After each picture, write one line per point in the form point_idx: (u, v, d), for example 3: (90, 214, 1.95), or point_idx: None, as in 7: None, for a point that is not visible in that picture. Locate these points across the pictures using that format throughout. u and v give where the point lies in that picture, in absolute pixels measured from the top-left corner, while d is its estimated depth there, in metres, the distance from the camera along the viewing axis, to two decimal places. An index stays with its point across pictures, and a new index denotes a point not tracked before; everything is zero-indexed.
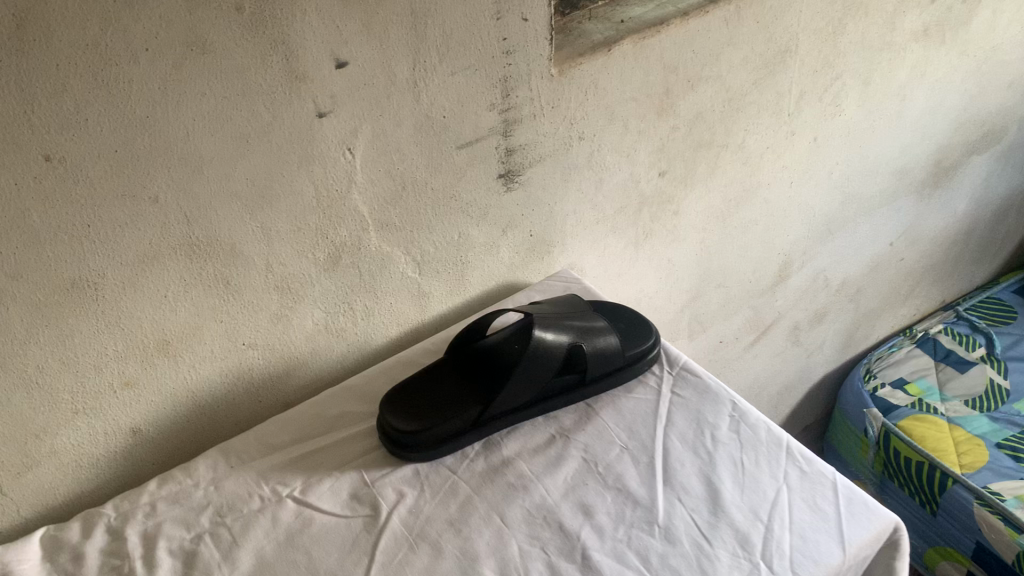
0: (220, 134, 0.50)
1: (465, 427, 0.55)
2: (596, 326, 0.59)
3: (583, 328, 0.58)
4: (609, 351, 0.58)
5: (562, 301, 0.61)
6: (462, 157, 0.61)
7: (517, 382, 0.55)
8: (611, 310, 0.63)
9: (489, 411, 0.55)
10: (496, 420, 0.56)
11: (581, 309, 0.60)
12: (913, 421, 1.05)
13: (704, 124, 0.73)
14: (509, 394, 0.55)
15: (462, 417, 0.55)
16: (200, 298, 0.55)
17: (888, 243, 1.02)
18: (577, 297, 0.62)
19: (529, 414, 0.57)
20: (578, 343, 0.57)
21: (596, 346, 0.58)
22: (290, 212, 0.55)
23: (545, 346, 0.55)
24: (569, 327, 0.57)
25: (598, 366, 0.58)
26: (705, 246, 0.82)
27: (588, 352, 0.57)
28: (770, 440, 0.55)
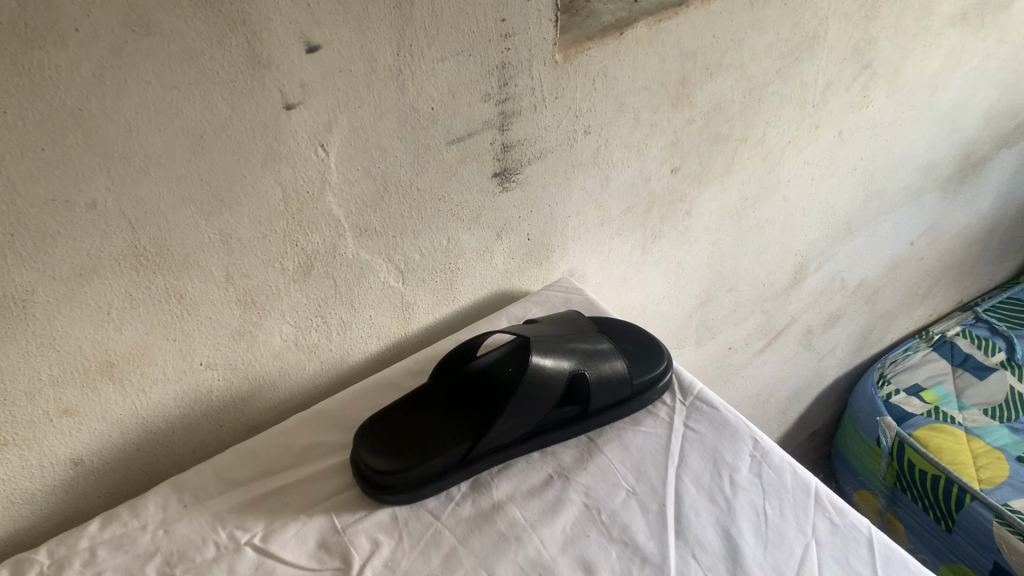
0: (169, 129, 0.43)
1: (451, 467, 0.49)
2: (600, 350, 0.52)
3: (585, 352, 0.51)
4: (615, 378, 0.51)
5: (563, 318, 0.54)
6: (453, 154, 0.54)
7: (511, 417, 0.48)
8: (618, 329, 0.56)
9: (478, 449, 0.48)
10: (486, 458, 0.49)
11: (584, 329, 0.53)
12: (927, 431, 0.98)
13: (722, 115, 0.66)
14: (502, 429, 0.48)
15: (447, 455, 0.48)
16: (149, 314, 0.48)
17: (908, 242, 0.96)
18: (580, 313, 0.56)
19: (524, 451, 0.50)
20: (581, 370, 0.50)
21: (601, 373, 0.51)
22: (253, 217, 0.48)
23: (543, 375, 0.48)
24: (570, 352, 0.50)
25: (602, 395, 0.51)
26: (717, 249, 0.76)
27: (592, 380, 0.51)
28: (796, 486, 0.48)
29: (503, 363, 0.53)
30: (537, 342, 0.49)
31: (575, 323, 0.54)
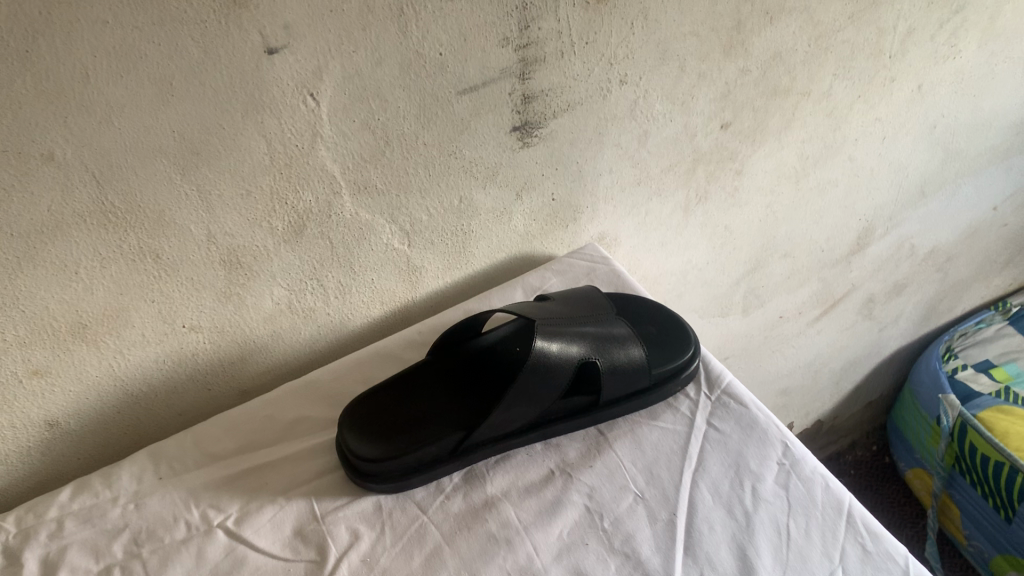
0: (134, 75, 0.37)
1: (442, 456, 0.44)
2: (616, 335, 0.47)
3: (599, 337, 0.46)
4: (631, 367, 0.46)
5: (578, 295, 0.49)
6: (465, 106, 0.48)
7: (511, 407, 0.44)
8: (642, 309, 0.51)
9: (472, 440, 0.44)
10: (482, 449, 0.45)
11: (600, 310, 0.48)
12: (993, 412, 0.90)
13: (782, 66, 0.58)
14: (499, 420, 0.44)
15: (439, 444, 0.44)
16: (123, 274, 0.44)
17: (991, 207, 0.86)
18: (599, 291, 0.50)
19: (526, 442, 0.46)
20: (592, 357, 0.45)
21: (615, 361, 0.46)
22: (235, 172, 0.43)
23: (548, 362, 0.44)
24: (581, 337, 0.45)
25: (615, 386, 0.46)
26: (770, 211, 0.68)
27: (604, 369, 0.46)
28: (827, 502, 0.43)
29: (509, 344, 0.50)
30: (544, 326, 0.44)
31: (591, 302, 0.49)
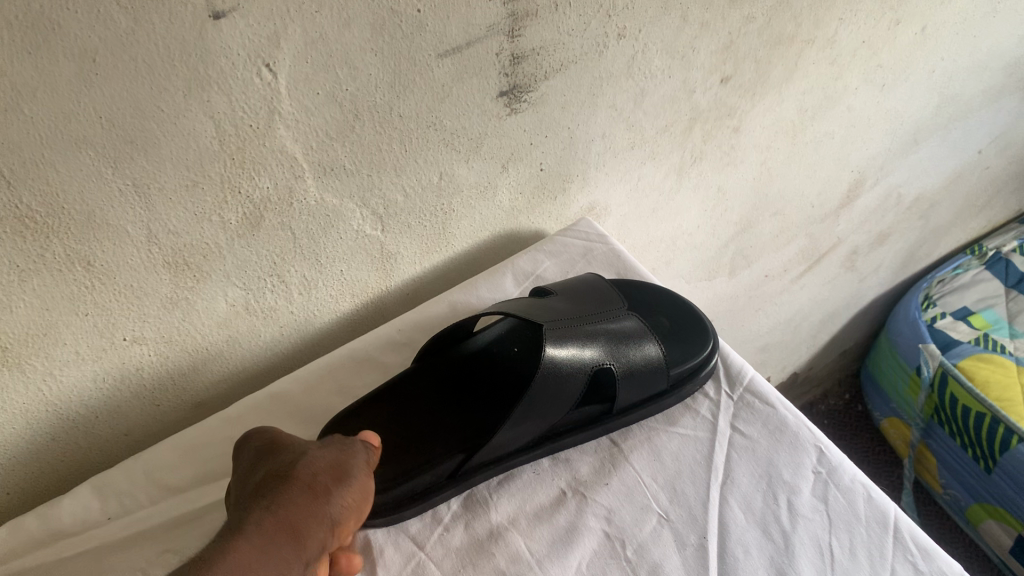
0: (47, 51, 0.29)
1: (440, 482, 0.39)
2: (629, 333, 0.43)
3: (612, 337, 0.42)
4: (648, 368, 0.43)
5: (584, 288, 0.45)
6: (446, 70, 0.41)
7: (521, 423, 0.39)
8: (654, 300, 0.48)
9: (475, 461, 0.39)
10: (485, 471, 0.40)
11: (610, 305, 0.44)
12: (975, 361, 0.91)
13: (789, 12, 0.52)
14: (508, 438, 0.39)
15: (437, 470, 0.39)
16: (51, 288, 0.36)
17: (976, 151, 0.83)
18: (605, 281, 0.47)
19: (534, 460, 0.41)
20: (606, 361, 0.41)
21: (630, 363, 0.42)
22: (179, 161, 0.36)
23: (560, 369, 0.39)
24: (594, 339, 0.41)
25: (632, 390, 0.42)
26: (765, 168, 0.64)
27: (619, 373, 0.42)
28: (871, 517, 0.38)
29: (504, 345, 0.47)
30: (554, 328, 0.40)
31: (599, 297, 0.45)
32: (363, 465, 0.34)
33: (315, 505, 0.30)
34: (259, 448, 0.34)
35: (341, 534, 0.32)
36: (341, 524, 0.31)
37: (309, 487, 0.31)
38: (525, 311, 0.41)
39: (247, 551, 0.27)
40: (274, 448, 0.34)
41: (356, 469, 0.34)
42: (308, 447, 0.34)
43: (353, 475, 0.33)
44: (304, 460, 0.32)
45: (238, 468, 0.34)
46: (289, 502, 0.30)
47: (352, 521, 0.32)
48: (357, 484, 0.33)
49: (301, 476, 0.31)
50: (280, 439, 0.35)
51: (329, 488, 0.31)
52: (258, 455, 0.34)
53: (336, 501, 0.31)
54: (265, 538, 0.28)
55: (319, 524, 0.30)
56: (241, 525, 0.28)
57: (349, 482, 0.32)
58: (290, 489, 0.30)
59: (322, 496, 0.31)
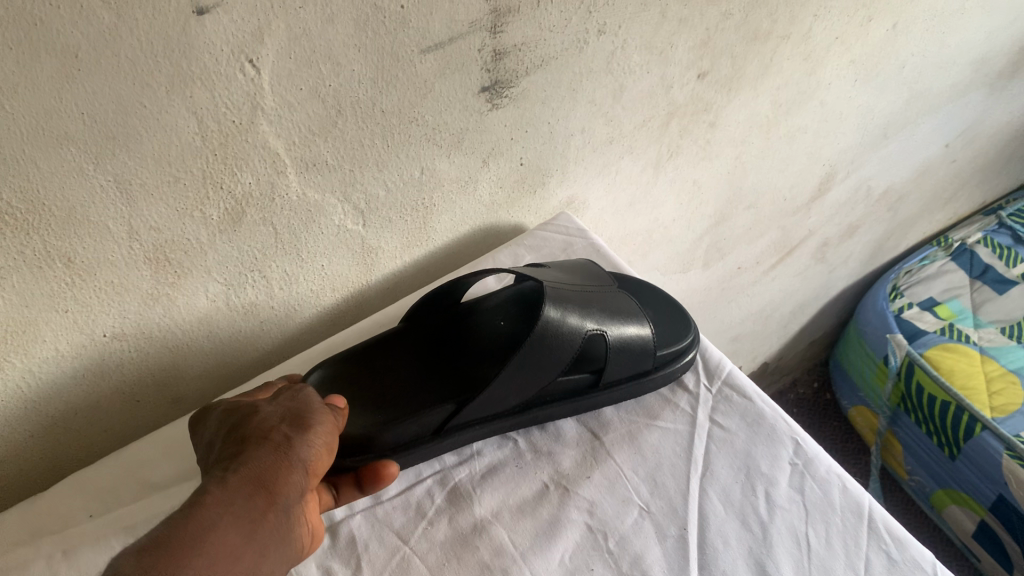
0: (29, 48, 0.29)
1: (424, 436, 0.41)
2: (622, 309, 0.45)
3: (607, 311, 0.43)
4: (639, 345, 0.44)
5: (578, 268, 0.47)
6: (429, 66, 0.41)
7: (512, 380, 0.40)
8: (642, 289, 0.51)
9: (461, 418, 0.40)
10: (469, 430, 0.41)
11: (602, 283, 0.46)
12: (940, 351, 0.93)
13: (765, 8, 0.52)
14: (494, 397, 0.40)
15: (423, 421, 0.40)
16: (30, 285, 0.36)
17: (943, 145, 0.85)
18: (600, 267, 0.49)
19: (516, 425, 0.42)
20: (601, 330, 0.42)
21: (624, 337, 0.43)
22: (162, 157, 0.35)
23: (555, 330, 0.40)
24: (591, 309, 0.43)
25: (621, 363, 0.43)
26: (740, 162, 0.65)
27: (611, 342, 0.43)
28: (846, 507, 0.39)
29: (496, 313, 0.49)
30: (552, 292, 0.42)
31: (592, 276, 0.46)
32: (325, 410, 0.35)
33: (280, 452, 0.31)
34: (222, 421, 0.35)
35: (317, 473, 0.32)
36: (315, 467, 0.32)
37: (269, 440, 0.31)
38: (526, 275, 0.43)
39: (213, 507, 0.27)
40: (230, 419, 0.35)
41: (318, 413, 0.34)
42: (261, 408, 0.34)
43: (315, 420, 0.34)
44: (262, 417, 0.33)
45: (203, 446, 0.35)
46: (251, 458, 0.30)
47: (327, 460, 0.33)
48: (320, 425, 0.33)
49: (260, 435, 0.32)
50: (236, 406, 0.36)
51: (290, 435, 0.32)
52: (221, 425, 0.35)
53: (301, 443, 0.31)
54: (232, 493, 0.28)
55: (291, 467, 0.30)
56: (204, 484, 0.28)
57: (311, 426, 0.33)
58: (250, 448, 0.31)
59: (287, 443, 0.31)
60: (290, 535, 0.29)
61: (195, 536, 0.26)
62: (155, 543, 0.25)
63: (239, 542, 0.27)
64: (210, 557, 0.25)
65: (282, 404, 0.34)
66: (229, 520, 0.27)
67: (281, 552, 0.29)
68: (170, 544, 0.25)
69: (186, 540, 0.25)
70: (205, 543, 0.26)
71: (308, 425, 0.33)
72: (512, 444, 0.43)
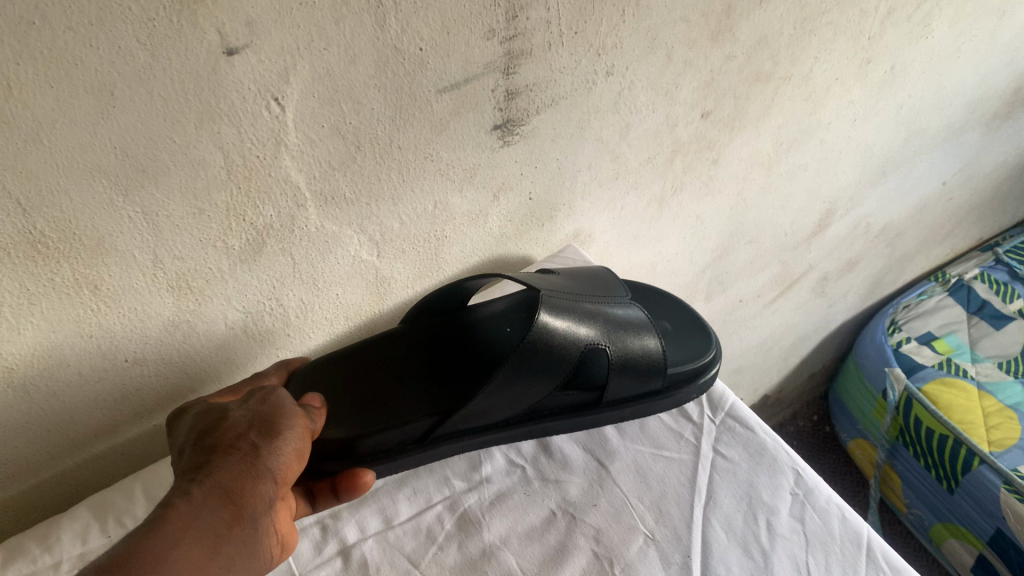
0: (69, 87, 0.30)
1: (408, 444, 0.43)
2: (631, 322, 0.46)
3: (611, 323, 0.45)
4: (644, 359, 0.46)
5: (593, 277, 0.49)
6: (445, 104, 0.42)
7: (503, 392, 0.43)
8: (658, 308, 0.54)
9: (446, 428, 0.43)
10: (467, 437, 0.44)
11: (614, 293, 0.48)
12: (937, 386, 0.94)
13: (767, 50, 0.54)
14: (485, 408, 0.43)
15: (405, 429, 0.43)
16: (57, 311, 0.37)
17: (940, 182, 0.86)
18: (619, 278, 0.50)
19: (516, 437, 0.45)
20: (600, 341, 0.45)
21: (626, 349, 0.45)
22: (189, 190, 0.37)
23: (552, 343, 0.43)
24: (592, 319, 0.45)
25: (624, 378, 0.45)
26: (742, 198, 0.66)
27: (613, 357, 0.45)
28: (845, 537, 0.40)
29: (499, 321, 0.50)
30: (556, 302, 0.44)
31: (604, 284, 0.48)
32: (294, 415, 0.38)
33: (249, 464, 0.33)
34: (197, 419, 0.38)
35: (285, 479, 0.35)
36: (282, 475, 0.35)
37: (237, 450, 0.34)
38: (531, 282, 0.45)
39: (177, 523, 0.30)
40: (202, 418, 0.37)
41: (287, 418, 0.37)
42: (231, 411, 0.37)
43: (284, 426, 0.36)
44: (233, 423, 0.36)
45: (176, 439, 0.37)
46: (218, 469, 0.33)
47: (294, 466, 0.36)
48: (286, 431, 0.36)
49: (228, 444, 0.34)
50: (211, 406, 0.38)
51: (257, 445, 0.34)
52: (193, 425, 0.37)
53: (268, 453, 0.34)
54: (197, 507, 0.31)
55: (259, 477, 0.33)
56: (170, 499, 0.31)
57: (279, 433, 0.36)
58: (219, 457, 0.33)
59: (256, 452, 0.34)
60: (256, 543, 0.32)
61: (159, 548, 0.28)
62: (123, 554, 0.28)
63: (202, 557, 0.29)
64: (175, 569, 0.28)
65: (254, 408, 0.37)
66: (191, 536, 0.30)
67: (245, 560, 0.32)
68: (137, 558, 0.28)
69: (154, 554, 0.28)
70: (170, 559, 0.28)
71: (276, 431, 0.36)
72: (520, 471, 0.44)
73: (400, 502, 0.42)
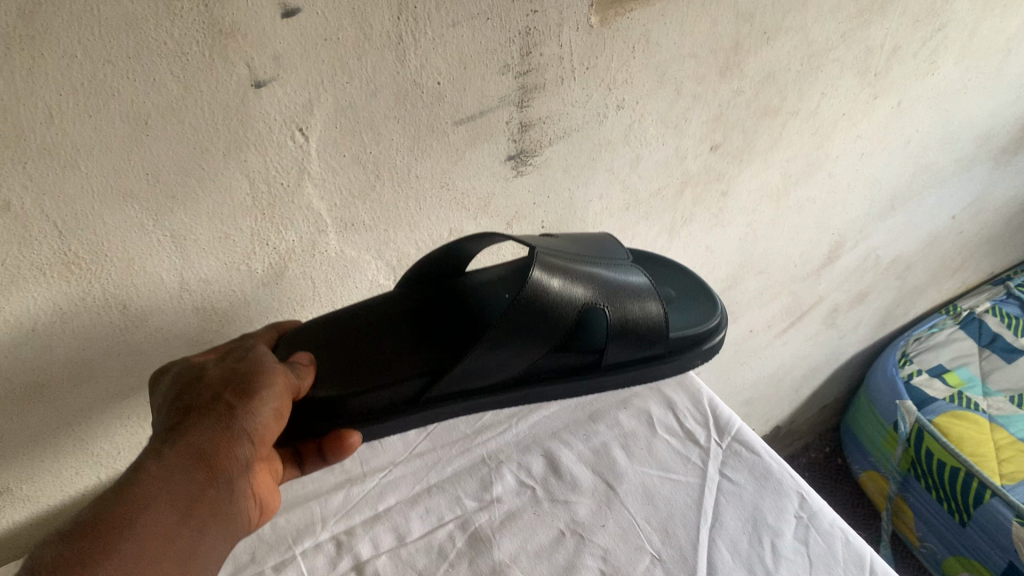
0: (105, 116, 0.32)
1: (400, 404, 0.43)
2: (632, 286, 0.45)
3: (610, 286, 0.44)
4: (644, 322, 0.45)
5: (593, 241, 0.48)
6: (461, 135, 0.44)
7: (498, 354, 0.42)
8: (661, 277, 0.54)
9: (438, 390, 0.43)
10: (464, 400, 0.44)
11: (614, 255, 0.47)
12: (949, 418, 0.95)
13: (775, 86, 0.56)
14: (477, 368, 0.42)
15: (398, 389, 0.43)
16: (87, 329, 0.39)
17: (950, 216, 0.87)
18: (619, 244, 0.49)
19: (512, 399, 0.45)
20: (597, 302, 0.44)
21: (626, 312, 0.44)
22: (216, 216, 0.39)
23: (549, 300, 0.42)
24: (589, 281, 0.44)
25: (622, 341, 0.45)
26: (752, 229, 0.68)
27: (612, 320, 0.44)
28: (849, 559, 0.41)
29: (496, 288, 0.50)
30: (555, 261, 0.43)
31: (603, 249, 0.47)
32: (277, 374, 0.37)
33: (224, 429, 0.34)
34: (179, 373, 0.38)
35: (263, 439, 0.35)
36: (259, 436, 0.35)
37: (211, 413, 0.34)
38: (527, 241, 0.44)
39: (146, 487, 0.30)
40: (182, 376, 0.37)
41: (267, 375, 0.36)
42: (209, 370, 0.37)
43: (264, 384, 0.36)
44: (211, 381, 0.36)
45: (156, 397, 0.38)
46: (190, 432, 0.33)
47: (273, 426, 0.36)
48: (265, 391, 0.36)
49: (203, 406, 0.34)
50: (193, 361, 0.38)
51: (232, 406, 0.34)
52: (173, 382, 0.37)
53: (243, 415, 0.34)
54: (169, 470, 0.31)
55: (231, 441, 0.33)
56: (139, 463, 0.31)
57: (256, 393, 0.35)
58: (195, 419, 0.34)
59: (231, 414, 0.34)
60: (233, 505, 0.33)
61: (128, 515, 0.29)
62: (90, 522, 0.28)
63: (173, 521, 0.30)
64: (142, 535, 0.29)
65: (234, 364, 0.37)
66: (160, 501, 0.30)
67: (223, 521, 0.32)
68: (97, 531, 0.28)
69: (117, 525, 0.28)
70: (136, 525, 0.29)
71: (254, 391, 0.35)
72: (530, 492, 0.45)
73: (412, 519, 0.43)
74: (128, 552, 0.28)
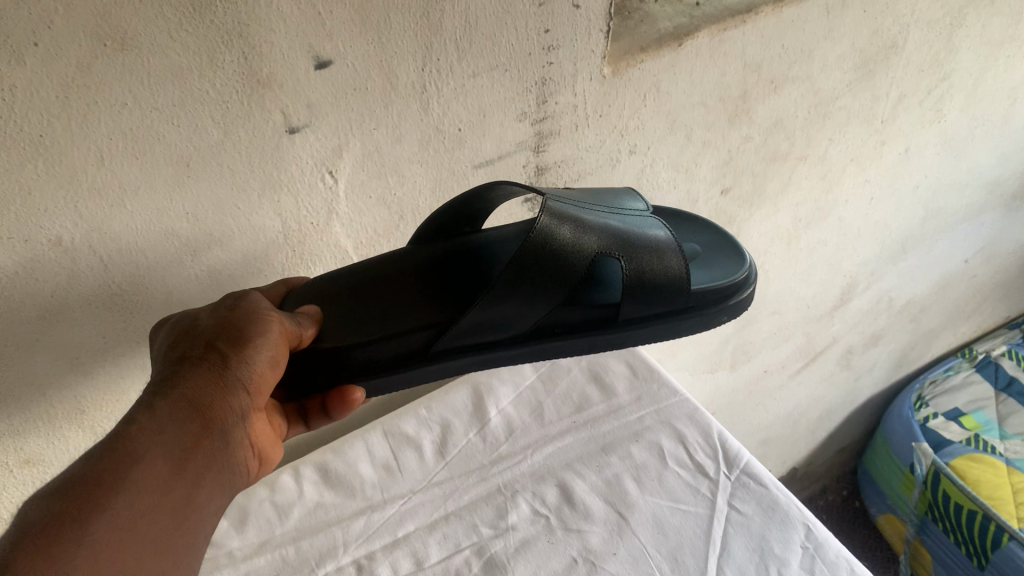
0: (149, 158, 0.35)
1: (409, 356, 0.43)
2: (651, 240, 0.43)
3: (627, 239, 0.42)
4: (664, 276, 0.42)
5: (611, 195, 0.47)
6: (480, 177, 0.46)
7: (505, 307, 0.41)
8: (683, 232, 0.52)
9: (444, 342, 0.42)
10: (468, 355, 0.43)
11: (632, 211, 0.45)
12: (965, 460, 0.95)
13: (783, 132, 0.58)
14: (485, 319, 0.41)
15: (403, 341, 0.42)
16: (127, 357, 0.42)
17: (962, 260, 0.89)
18: (643, 199, 0.48)
19: (522, 352, 0.43)
20: (612, 253, 0.42)
21: (643, 265, 0.42)
22: (248, 252, 0.41)
23: (560, 248, 0.40)
24: (603, 232, 0.42)
25: (640, 297, 0.42)
26: (763, 270, 0.70)
27: (628, 272, 0.42)
28: None
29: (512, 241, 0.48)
30: (566, 211, 0.41)
31: (622, 203, 0.46)
32: (272, 322, 0.37)
33: (218, 385, 0.34)
34: (176, 321, 0.38)
35: (258, 389, 0.36)
36: (252, 386, 0.35)
37: (205, 360, 0.34)
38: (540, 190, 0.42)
39: (140, 440, 0.29)
40: (177, 323, 0.37)
41: (265, 323, 0.37)
42: (202, 318, 0.37)
43: (260, 332, 0.36)
44: (206, 327, 0.36)
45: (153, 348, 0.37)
46: (187, 380, 0.33)
47: (267, 375, 0.36)
48: (259, 338, 0.36)
49: (197, 352, 0.34)
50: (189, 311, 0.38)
51: (226, 355, 0.35)
52: (170, 330, 0.37)
53: (237, 364, 0.35)
54: (161, 423, 0.31)
55: (224, 392, 0.34)
56: (133, 414, 0.31)
57: (250, 341, 0.35)
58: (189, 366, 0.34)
59: (224, 364, 0.34)
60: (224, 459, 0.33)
61: (121, 470, 0.28)
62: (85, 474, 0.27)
63: (166, 475, 0.29)
64: (135, 490, 0.28)
65: (229, 309, 0.37)
66: (153, 454, 0.29)
67: (216, 474, 0.32)
68: (95, 483, 0.27)
69: (113, 475, 0.28)
70: (132, 477, 0.28)
71: (249, 339, 0.35)
72: (545, 520, 0.46)
73: (430, 544, 0.45)
74: (123, 506, 0.27)
